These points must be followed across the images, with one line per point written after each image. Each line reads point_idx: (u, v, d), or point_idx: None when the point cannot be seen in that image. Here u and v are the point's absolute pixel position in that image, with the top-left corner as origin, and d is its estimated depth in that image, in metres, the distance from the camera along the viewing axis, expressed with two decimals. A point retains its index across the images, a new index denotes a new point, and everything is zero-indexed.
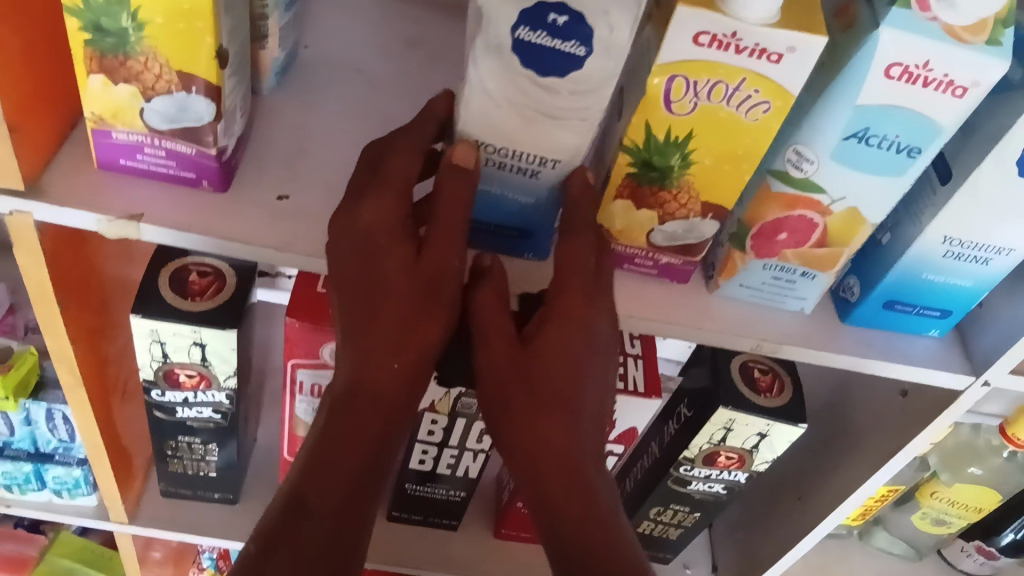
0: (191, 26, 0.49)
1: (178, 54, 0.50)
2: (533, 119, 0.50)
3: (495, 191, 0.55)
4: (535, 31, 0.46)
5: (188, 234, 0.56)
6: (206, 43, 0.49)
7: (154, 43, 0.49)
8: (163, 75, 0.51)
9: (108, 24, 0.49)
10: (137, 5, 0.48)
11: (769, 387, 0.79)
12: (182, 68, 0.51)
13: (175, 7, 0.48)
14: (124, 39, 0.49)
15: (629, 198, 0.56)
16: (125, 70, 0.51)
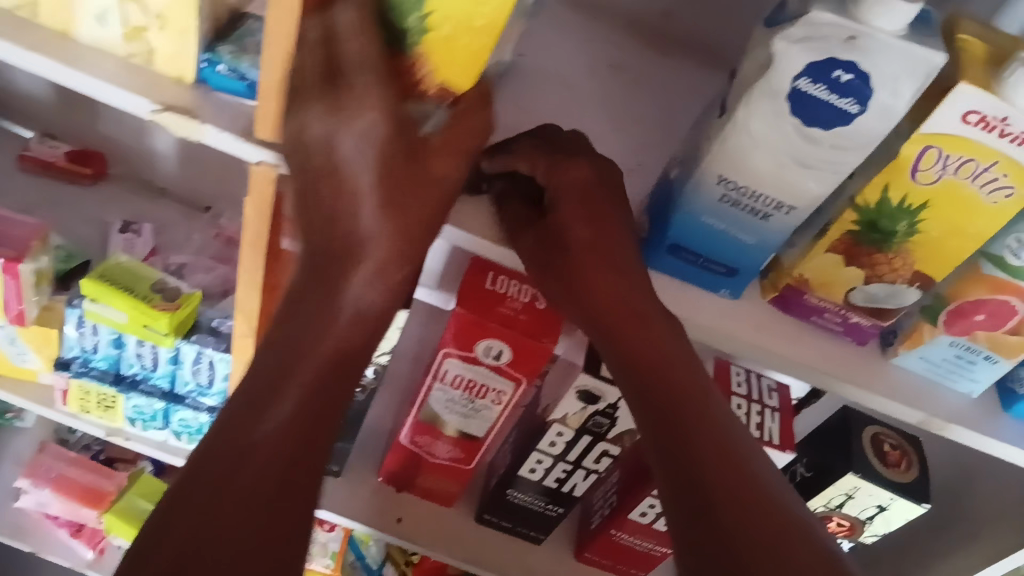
0: (474, 38, 0.48)
1: (449, 64, 0.49)
2: (785, 165, 0.53)
3: (720, 226, 0.58)
4: (815, 83, 0.49)
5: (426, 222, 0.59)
6: (482, 53, 0.49)
7: (428, 51, 0.49)
8: (426, 83, 0.50)
9: (392, 13, 0.47)
10: (429, 8, 0.46)
11: (897, 462, 0.80)
12: (446, 79, 0.50)
13: (467, 20, 0.47)
14: (399, 34, 0.48)
15: (842, 254, 0.58)
16: (391, 63, 0.49)
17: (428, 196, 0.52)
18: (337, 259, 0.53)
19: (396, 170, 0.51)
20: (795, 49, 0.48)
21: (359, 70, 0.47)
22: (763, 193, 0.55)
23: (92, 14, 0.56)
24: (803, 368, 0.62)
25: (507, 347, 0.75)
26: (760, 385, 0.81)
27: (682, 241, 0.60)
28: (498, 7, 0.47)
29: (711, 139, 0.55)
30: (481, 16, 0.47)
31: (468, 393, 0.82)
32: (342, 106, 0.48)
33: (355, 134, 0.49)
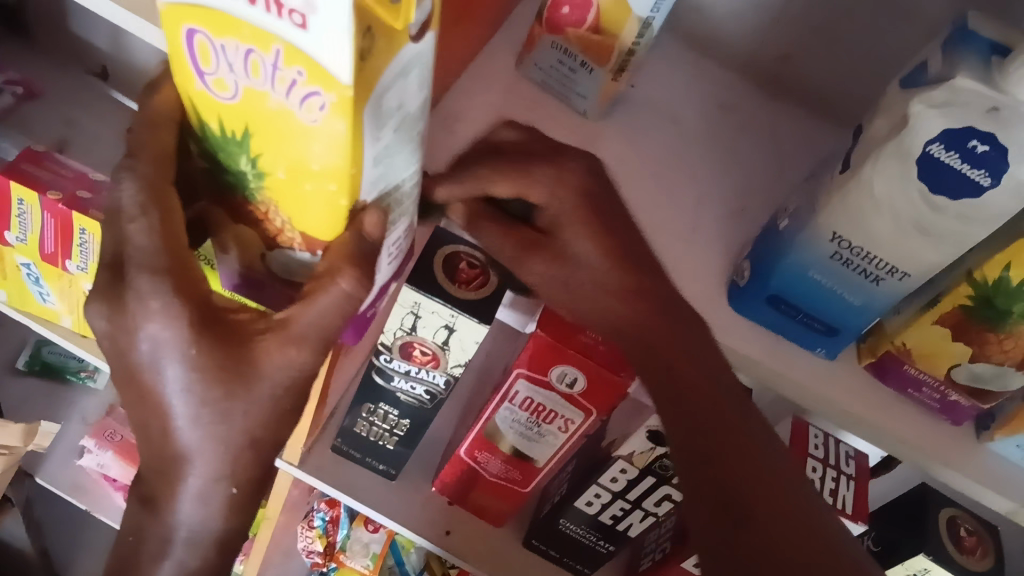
0: (317, 182, 0.44)
1: (292, 212, 0.48)
2: (904, 231, 0.51)
3: (824, 282, 0.56)
4: (948, 150, 0.47)
5: (513, 234, 0.63)
6: (328, 206, 0.45)
7: (268, 197, 0.48)
8: (286, 231, 0.50)
9: (229, 162, 0.47)
10: (255, 152, 0.45)
11: (973, 548, 0.75)
12: (303, 230, 0.49)
13: (297, 167, 0.44)
14: (246, 181, 0.48)
15: (951, 328, 0.55)
16: (250, 215, 0.51)
17: (256, 388, 0.52)
18: (171, 465, 0.55)
19: (231, 421, 0.53)
20: (932, 113, 0.47)
21: (143, 261, 0.50)
22: (877, 256, 0.53)
23: None
24: (893, 440, 0.60)
25: (583, 376, 0.74)
26: (837, 450, 0.78)
27: (781, 293, 0.58)
28: (311, 152, 0.42)
29: (828, 193, 0.53)
30: (309, 160, 0.43)
31: (534, 416, 0.81)
32: (126, 309, 0.50)
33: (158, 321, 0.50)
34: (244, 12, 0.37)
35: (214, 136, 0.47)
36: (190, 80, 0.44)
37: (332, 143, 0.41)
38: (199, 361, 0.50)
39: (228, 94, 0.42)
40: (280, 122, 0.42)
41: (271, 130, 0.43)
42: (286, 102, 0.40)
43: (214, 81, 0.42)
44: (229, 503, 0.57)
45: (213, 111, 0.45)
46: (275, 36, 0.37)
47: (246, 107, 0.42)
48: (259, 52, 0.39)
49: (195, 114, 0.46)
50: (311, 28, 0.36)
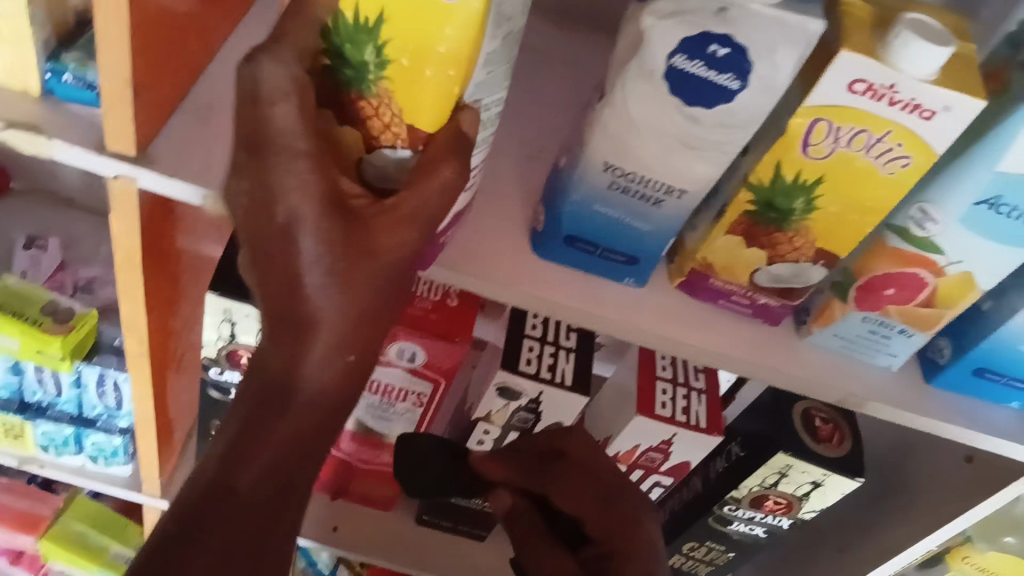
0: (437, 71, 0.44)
1: (408, 101, 0.45)
2: (670, 147, 0.50)
3: (613, 214, 0.55)
4: (692, 60, 0.46)
5: (100, 156, 0.52)
6: (446, 89, 0.44)
7: (392, 87, 0.44)
8: (392, 125, 0.46)
9: (350, 53, 0.44)
10: (386, 38, 0.43)
11: (829, 437, 0.78)
12: (411, 121, 0.45)
13: (427, 50, 0.43)
14: (362, 74, 0.44)
15: (741, 235, 0.55)
16: (355, 109, 0.46)
17: (372, 263, 0.45)
18: (291, 329, 0.46)
19: (323, 301, 0.45)
20: (665, 25, 0.45)
21: (283, 144, 0.43)
22: (651, 178, 0.52)
23: None
24: (714, 355, 0.59)
25: (420, 348, 0.72)
26: (686, 367, 0.80)
27: (575, 232, 0.57)
28: (444, 29, 0.42)
29: (593, 125, 0.51)
30: (441, 43, 0.42)
31: (386, 397, 0.79)
32: (268, 182, 0.43)
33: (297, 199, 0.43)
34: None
35: (344, 28, 0.43)
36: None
37: (470, 15, 0.41)
38: (331, 231, 0.44)
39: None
40: (425, 5, 0.41)
41: (412, 11, 0.41)
42: None
43: None
44: (347, 372, 0.49)
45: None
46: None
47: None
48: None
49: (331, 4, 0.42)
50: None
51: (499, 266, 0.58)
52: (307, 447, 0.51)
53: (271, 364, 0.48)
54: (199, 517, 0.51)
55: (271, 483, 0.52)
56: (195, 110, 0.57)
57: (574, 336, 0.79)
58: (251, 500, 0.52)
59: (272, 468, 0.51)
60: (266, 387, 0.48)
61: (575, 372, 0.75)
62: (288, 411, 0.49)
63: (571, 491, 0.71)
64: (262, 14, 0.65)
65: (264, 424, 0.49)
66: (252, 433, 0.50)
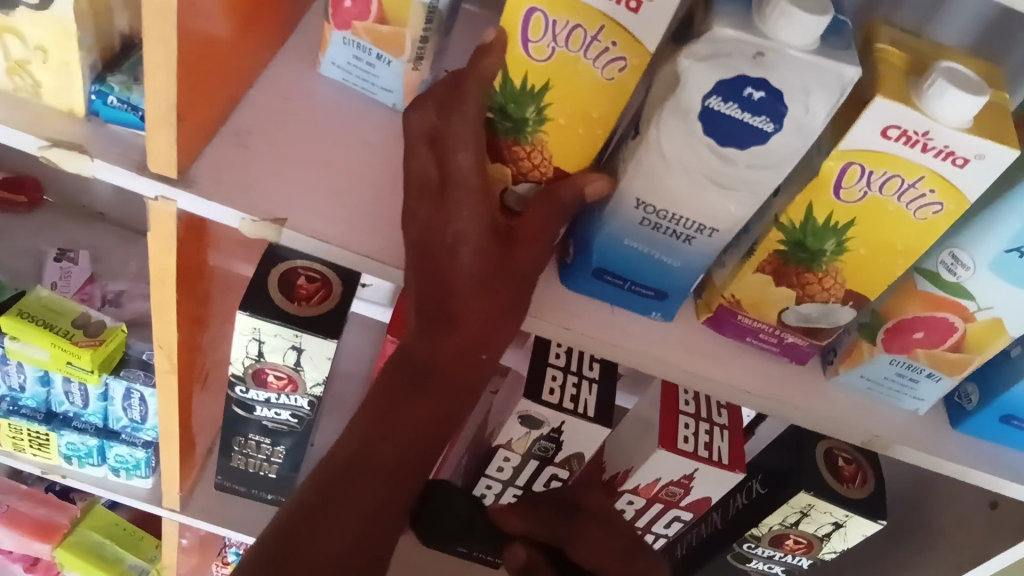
0: (591, 128, 0.52)
1: (563, 150, 0.54)
2: (703, 186, 0.51)
3: (643, 249, 0.55)
4: (727, 102, 0.47)
5: (141, 177, 0.53)
6: (592, 142, 0.53)
7: (546, 138, 0.53)
8: (540, 166, 0.55)
9: (513, 111, 0.53)
10: (548, 102, 0.52)
11: (852, 477, 0.77)
12: (561, 166, 0.55)
13: (584, 113, 0.52)
14: (521, 127, 0.53)
15: (771, 274, 0.55)
16: (509, 152, 0.54)
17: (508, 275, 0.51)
18: (434, 332, 0.51)
19: (463, 312, 0.51)
20: (700, 67, 0.46)
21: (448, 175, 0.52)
22: (683, 216, 0.52)
23: None
24: (739, 392, 0.59)
25: None
26: (707, 401, 0.80)
27: (605, 265, 0.57)
28: (610, 102, 0.51)
29: (627, 161, 0.52)
30: (592, 107, 0.51)
31: None
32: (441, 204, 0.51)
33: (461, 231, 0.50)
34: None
35: (509, 89, 0.52)
36: (511, 45, 0.50)
37: (622, 92, 0.50)
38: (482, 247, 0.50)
39: (543, 57, 0.50)
40: (586, 78, 0.50)
41: (572, 82, 0.50)
42: (592, 62, 0.49)
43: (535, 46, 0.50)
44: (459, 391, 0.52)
45: (518, 69, 0.51)
46: (605, 14, 0.47)
47: (554, 63, 0.50)
48: (585, 28, 0.48)
49: (501, 72, 0.51)
50: (643, 9, 0.46)
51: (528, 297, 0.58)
52: (421, 458, 0.53)
53: (410, 370, 0.52)
54: (315, 527, 0.51)
55: (378, 498, 0.52)
56: (231, 134, 0.58)
57: (597, 367, 0.79)
58: (364, 510, 0.52)
59: (388, 479, 0.53)
60: (401, 390, 0.52)
61: (598, 403, 0.75)
62: (417, 415, 0.52)
63: (593, 539, 0.75)
64: (300, 44, 0.66)
65: (391, 428, 0.52)
66: (375, 440, 0.52)
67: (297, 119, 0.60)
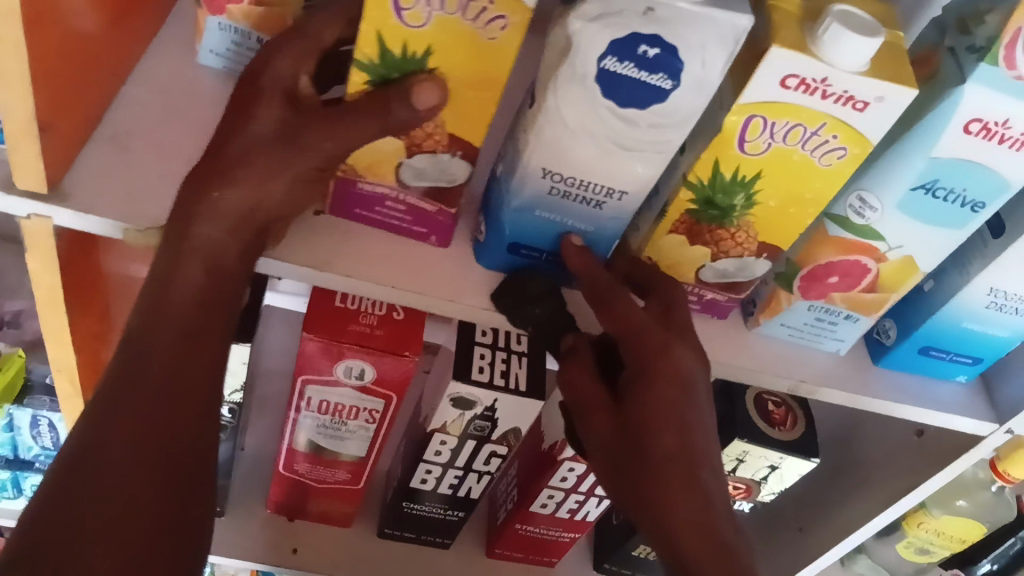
0: (482, 91, 0.49)
1: (456, 117, 0.51)
2: (606, 149, 0.49)
3: (554, 218, 0.54)
4: (622, 62, 0.45)
5: (8, 197, 0.49)
6: (484, 104, 0.50)
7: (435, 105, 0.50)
8: (434, 134, 0.52)
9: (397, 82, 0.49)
10: (433, 66, 0.48)
11: (783, 420, 0.78)
12: (455, 132, 0.52)
13: (472, 75, 0.48)
14: None
15: (684, 234, 0.54)
16: None
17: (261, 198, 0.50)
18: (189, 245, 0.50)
19: (191, 276, 0.50)
20: (592, 28, 0.44)
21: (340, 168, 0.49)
22: (590, 181, 0.51)
23: None
24: None
25: (369, 365, 0.70)
26: None
27: (518, 239, 0.55)
28: (500, 62, 0.48)
29: (526, 132, 0.50)
30: (481, 72, 0.48)
31: (337, 415, 0.77)
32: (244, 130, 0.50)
33: (230, 186, 0.49)
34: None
35: (386, 62, 0.48)
36: (384, 17, 0.46)
37: (507, 52, 0.47)
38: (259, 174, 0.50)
39: (421, 23, 0.46)
40: (469, 41, 0.47)
41: (455, 48, 0.47)
42: (474, 22, 0.46)
43: (409, 14, 0.46)
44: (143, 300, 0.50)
45: (394, 38, 0.47)
46: None
47: (433, 28, 0.46)
48: None
49: (375, 45, 0.48)
50: None
51: (443, 281, 0.57)
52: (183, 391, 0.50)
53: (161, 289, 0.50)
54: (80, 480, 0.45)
55: (150, 436, 0.48)
56: (105, 139, 0.54)
57: (526, 340, 0.77)
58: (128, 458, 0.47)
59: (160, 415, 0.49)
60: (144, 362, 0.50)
61: (529, 376, 0.74)
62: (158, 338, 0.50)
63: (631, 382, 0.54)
64: (174, 33, 0.62)
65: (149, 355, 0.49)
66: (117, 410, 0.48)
67: (178, 117, 0.57)
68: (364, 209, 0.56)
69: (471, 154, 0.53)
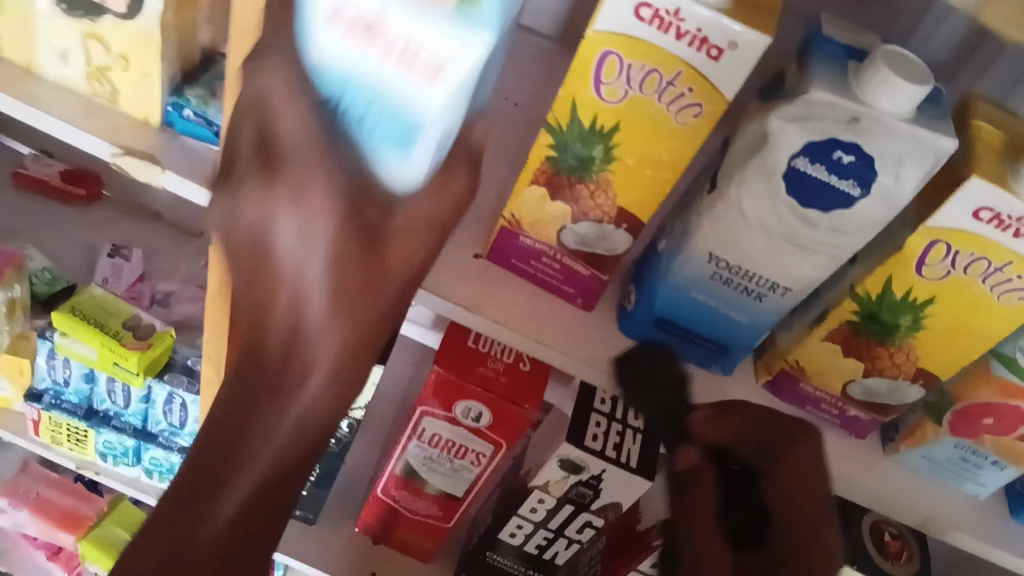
0: (661, 171, 0.50)
1: (628, 193, 0.51)
2: (778, 245, 0.49)
3: (710, 304, 0.53)
4: (814, 163, 0.45)
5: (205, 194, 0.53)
6: (661, 184, 0.50)
7: (612, 177, 0.50)
8: (603, 206, 0.52)
9: (579, 149, 0.50)
10: (617, 142, 0.49)
11: (898, 554, 0.74)
12: (624, 206, 0.52)
13: (652, 155, 0.49)
14: (588, 166, 0.50)
15: (840, 343, 0.53)
16: (571, 190, 0.52)
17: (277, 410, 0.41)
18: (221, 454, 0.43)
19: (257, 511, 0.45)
20: (791, 128, 0.44)
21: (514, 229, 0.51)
22: (756, 274, 0.51)
23: (56, 51, 0.53)
24: None
25: (487, 410, 0.71)
26: None
27: (669, 318, 0.55)
28: (683, 147, 0.48)
29: (699, 217, 0.50)
30: (665, 154, 0.49)
31: (445, 451, 0.78)
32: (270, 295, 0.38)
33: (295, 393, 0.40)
34: (665, 40, 0.44)
35: (572, 131, 0.49)
36: (582, 87, 0.47)
37: (694, 139, 0.47)
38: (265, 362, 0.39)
39: (615, 99, 0.47)
40: (658, 122, 0.47)
41: (644, 127, 0.48)
42: (668, 105, 0.46)
43: (605, 89, 0.47)
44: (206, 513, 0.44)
45: (586, 110, 0.48)
46: (683, 59, 0.45)
47: (627, 104, 0.47)
48: (661, 72, 0.45)
49: (567, 113, 0.49)
50: (724, 57, 0.44)
51: (587, 342, 0.57)
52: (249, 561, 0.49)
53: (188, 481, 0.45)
54: None
55: None
56: None
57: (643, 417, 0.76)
58: None
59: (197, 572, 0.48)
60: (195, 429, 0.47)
61: (640, 453, 0.73)
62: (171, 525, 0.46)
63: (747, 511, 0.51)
64: None
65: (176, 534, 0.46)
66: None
67: None
68: (517, 259, 0.57)
69: (635, 228, 0.53)
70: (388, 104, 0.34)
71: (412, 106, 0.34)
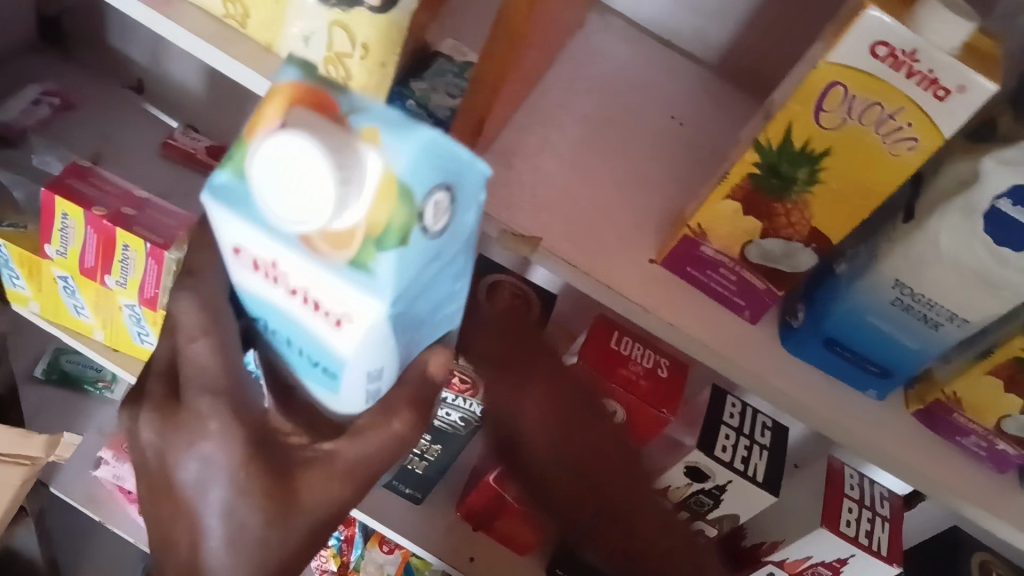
0: (860, 199, 0.52)
1: (825, 216, 0.54)
2: (967, 279, 0.51)
3: (884, 328, 0.56)
4: (1016, 205, 0.47)
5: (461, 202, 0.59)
6: (859, 209, 0.53)
7: (811, 199, 0.53)
8: (796, 224, 0.55)
9: (785, 169, 0.52)
10: (824, 166, 0.52)
11: None
12: (817, 227, 0.55)
13: (857, 181, 0.52)
14: (790, 185, 0.53)
15: (1004, 379, 0.56)
16: (768, 208, 0.55)
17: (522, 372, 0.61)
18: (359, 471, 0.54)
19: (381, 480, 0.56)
20: (1003, 169, 0.47)
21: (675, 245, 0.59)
22: (938, 304, 0.53)
23: (299, 34, 0.58)
24: (944, 490, 0.61)
25: (621, 409, 0.74)
26: (872, 492, 0.80)
27: (841, 339, 0.59)
28: (888, 178, 0.51)
29: (891, 244, 0.53)
30: (869, 183, 0.51)
31: None
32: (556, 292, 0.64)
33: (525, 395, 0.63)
34: (896, 78, 0.46)
35: (781, 151, 0.52)
36: (803, 112, 0.50)
37: (904, 169, 0.50)
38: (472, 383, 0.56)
39: (832, 126, 0.50)
40: (870, 152, 0.50)
41: (855, 155, 0.50)
42: (883, 137, 0.49)
43: (824, 115, 0.49)
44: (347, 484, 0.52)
45: (801, 132, 0.51)
46: (910, 98, 0.47)
47: (843, 133, 0.50)
48: (884, 106, 0.48)
49: (781, 134, 0.51)
50: (950, 98, 0.46)
51: (757, 351, 0.62)
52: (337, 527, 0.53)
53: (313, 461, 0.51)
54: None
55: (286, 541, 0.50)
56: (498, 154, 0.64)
57: (768, 434, 0.79)
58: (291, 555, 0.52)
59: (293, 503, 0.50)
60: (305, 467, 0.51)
61: (766, 470, 0.76)
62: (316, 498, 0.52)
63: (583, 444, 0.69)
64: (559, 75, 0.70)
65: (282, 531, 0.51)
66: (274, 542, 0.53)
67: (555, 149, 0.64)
68: (694, 267, 0.61)
69: (823, 248, 0.56)
70: (304, 335, 0.45)
71: (332, 350, 0.43)
